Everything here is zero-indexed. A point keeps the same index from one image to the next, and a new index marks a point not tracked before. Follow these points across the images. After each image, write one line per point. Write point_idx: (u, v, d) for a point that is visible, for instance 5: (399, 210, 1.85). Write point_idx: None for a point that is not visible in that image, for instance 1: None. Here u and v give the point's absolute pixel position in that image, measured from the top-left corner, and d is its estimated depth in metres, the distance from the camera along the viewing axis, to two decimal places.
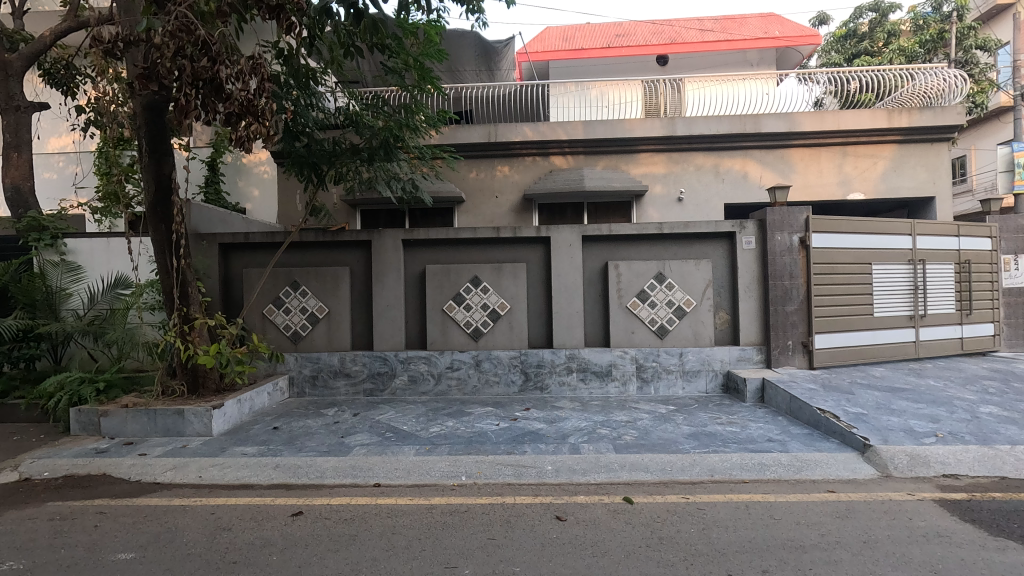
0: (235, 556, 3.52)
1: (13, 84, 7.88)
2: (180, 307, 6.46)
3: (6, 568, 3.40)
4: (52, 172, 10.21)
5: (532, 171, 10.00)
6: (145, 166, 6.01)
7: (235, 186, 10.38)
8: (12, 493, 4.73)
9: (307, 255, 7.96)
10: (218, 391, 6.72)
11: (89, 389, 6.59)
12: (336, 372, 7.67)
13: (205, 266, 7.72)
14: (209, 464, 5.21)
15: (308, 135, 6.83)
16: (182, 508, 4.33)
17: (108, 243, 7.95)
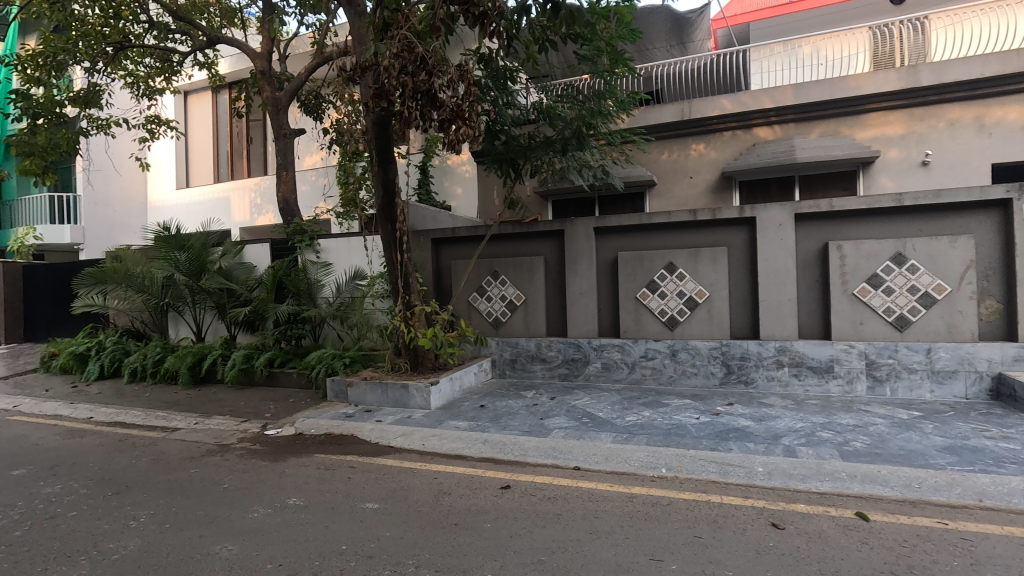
0: (457, 518, 3.92)
1: (282, 117, 9.83)
2: (403, 295, 7.38)
3: (292, 503, 4.29)
4: (308, 185, 12.43)
5: (732, 147, 9.21)
6: (375, 174, 6.98)
7: (443, 186, 11.52)
8: (292, 444, 5.95)
9: (505, 246, 8.45)
10: (434, 369, 7.56)
11: (339, 362, 7.96)
12: (533, 356, 8.06)
13: (422, 260, 8.71)
14: (431, 434, 5.90)
15: (506, 132, 7.13)
16: (412, 470, 4.98)
17: (348, 242, 9.42)
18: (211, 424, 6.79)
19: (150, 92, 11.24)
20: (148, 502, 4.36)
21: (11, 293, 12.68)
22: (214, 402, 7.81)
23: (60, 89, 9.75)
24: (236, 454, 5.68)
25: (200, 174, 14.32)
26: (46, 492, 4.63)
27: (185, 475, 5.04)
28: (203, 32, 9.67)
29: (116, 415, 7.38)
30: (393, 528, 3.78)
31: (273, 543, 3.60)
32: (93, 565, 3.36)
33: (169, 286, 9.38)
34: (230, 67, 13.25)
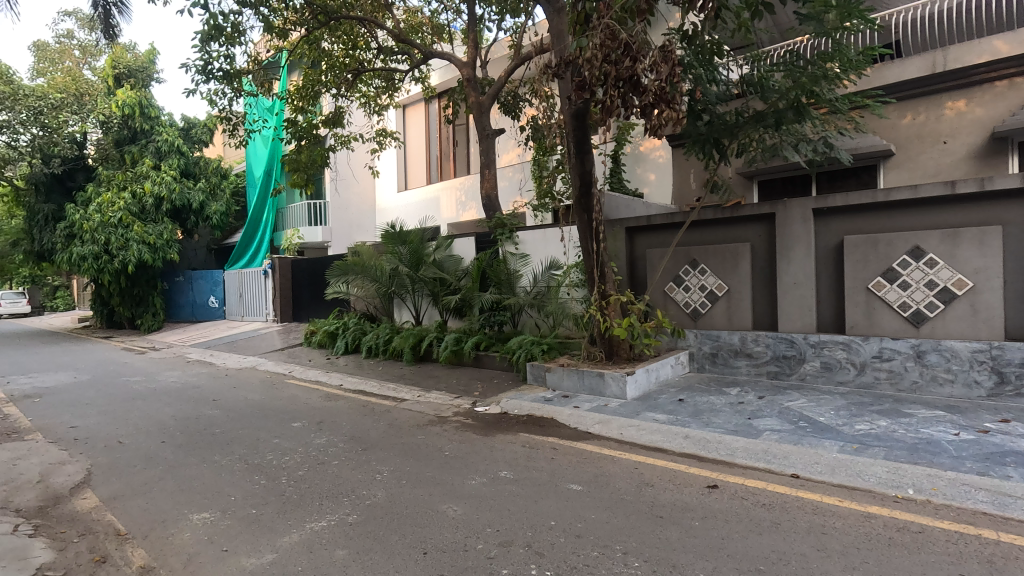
0: (662, 511, 3.85)
1: (485, 119, 10.60)
2: (599, 285, 7.43)
3: (503, 475, 4.66)
4: (506, 181, 13.32)
5: (1007, 100, 7.34)
6: (573, 166, 7.14)
7: (636, 173, 11.30)
8: (498, 421, 6.46)
9: (705, 233, 7.98)
10: (629, 359, 7.49)
11: (537, 348, 8.38)
12: (736, 351, 7.50)
13: (616, 249, 8.67)
14: (628, 425, 5.87)
15: (709, 111, 6.72)
16: (612, 458, 5.02)
17: (545, 234, 9.82)
18: (431, 398, 7.71)
19: (379, 108, 13.04)
20: (388, 460, 5.13)
21: (284, 282, 15.97)
22: (431, 378, 8.86)
23: (316, 115, 11.86)
24: (452, 425, 6.36)
25: (416, 177, 16.24)
26: (316, 442, 5.75)
27: (414, 440, 5.81)
28: (420, 50, 10.88)
29: (359, 384, 8.83)
30: (599, 512, 3.86)
31: (490, 510, 3.96)
32: (354, 506, 4.07)
33: (395, 277, 10.86)
34: (440, 78, 14.74)
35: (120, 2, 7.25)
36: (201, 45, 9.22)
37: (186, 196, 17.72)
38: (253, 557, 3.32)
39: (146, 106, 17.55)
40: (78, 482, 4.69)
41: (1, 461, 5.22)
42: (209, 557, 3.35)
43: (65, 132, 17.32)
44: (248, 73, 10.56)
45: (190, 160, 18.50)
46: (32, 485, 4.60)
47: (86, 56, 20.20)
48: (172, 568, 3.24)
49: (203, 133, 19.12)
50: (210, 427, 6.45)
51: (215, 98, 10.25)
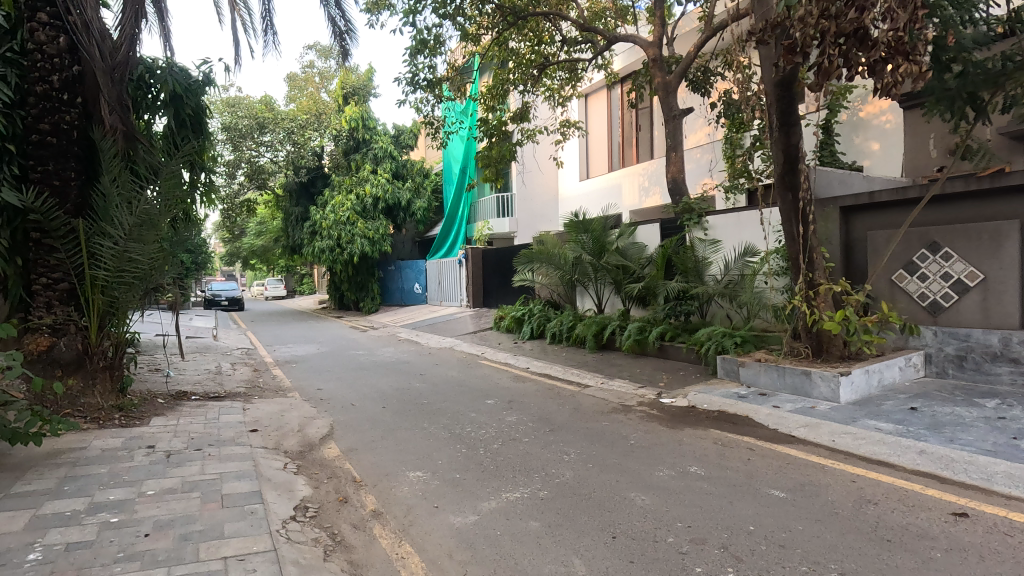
0: (889, 534, 3.32)
1: (672, 99, 10.12)
2: (806, 273, 6.61)
3: (692, 471, 4.46)
4: (693, 163, 12.60)
5: None
6: (776, 140, 6.47)
7: (853, 144, 9.80)
8: (686, 415, 6.19)
9: (951, 210, 6.57)
10: (843, 357, 6.57)
11: (729, 341, 7.79)
12: (995, 355, 6.10)
13: (828, 232, 7.63)
14: (842, 431, 5.16)
15: (963, 60, 5.53)
16: (822, 467, 4.47)
17: (740, 218, 9.05)
18: (614, 386, 7.71)
19: (563, 100, 13.28)
20: (575, 442, 5.27)
21: (476, 270, 17.30)
22: (614, 366, 8.84)
23: (504, 112, 12.51)
24: (637, 415, 6.29)
25: (598, 165, 16.23)
26: (508, 419, 6.15)
27: (599, 426, 5.88)
28: (604, 36, 10.77)
29: (545, 368, 9.20)
30: (807, 524, 3.48)
31: (680, 504, 3.83)
32: (544, 482, 4.27)
33: (577, 265, 11.01)
34: (623, 62, 14.47)
35: (350, 31, 8.47)
36: (410, 59, 10.38)
37: (396, 195, 20.23)
38: (459, 517, 3.70)
39: (366, 118, 20.35)
40: (325, 434, 5.71)
41: (274, 412, 6.60)
42: (423, 511, 3.83)
43: (309, 146, 21.14)
44: (447, 80, 11.59)
45: (400, 163, 21.03)
46: (294, 432, 5.74)
47: (323, 81, 24.12)
48: (396, 515, 3.77)
49: (409, 138, 21.55)
50: (419, 398, 7.32)
51: (421, 106, 11.47)
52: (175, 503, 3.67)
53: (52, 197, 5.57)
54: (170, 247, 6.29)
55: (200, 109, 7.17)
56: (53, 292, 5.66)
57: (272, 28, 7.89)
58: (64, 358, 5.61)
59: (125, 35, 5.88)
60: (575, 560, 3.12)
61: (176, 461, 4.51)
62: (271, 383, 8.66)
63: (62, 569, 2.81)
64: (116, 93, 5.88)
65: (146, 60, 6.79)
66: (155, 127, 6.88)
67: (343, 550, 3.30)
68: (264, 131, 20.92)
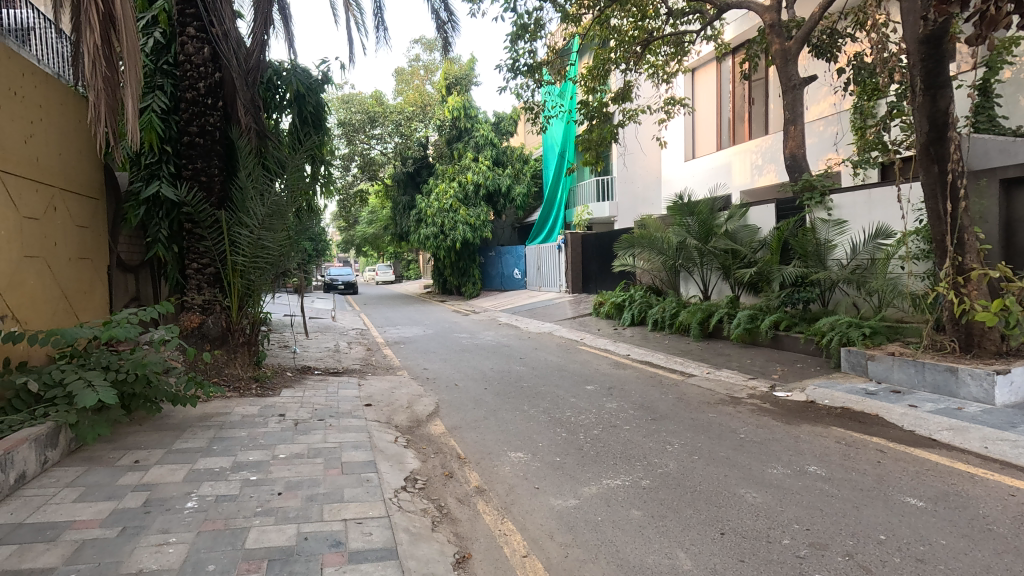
0: None
1: (791, 68, 9.28)
2: (954, 256, 5.80)
3: (812, 470, 4.12)
4: (815, 137, 11.49)
5: None
6: (919, 106, 5.70)
7: (1017, 105, 8.41)
8: (804, 410, 5.74)
9: None
10: (1000, 354, 5.72)
11: (856, 332, 7.08)
12: None
13: (982, 210, 6.64)
14: (997, 438, 4.50)
15: None
16: (971, 476, 3.94)
17: (871, 195, 8.15)
18: (721, 376, 7.33)
19: (667, 77, 12.67)
20: (679, 433, 5.09)
21: (576, 256, 17.16)
22: (721, 356, 8.40)
23: (605, 93, 12.16)
24: (747, 408, 5.93)
25: (705, 144, 15.35)
26: (609, 406, 6.07)
27: (705, 417, 5.63)
28: (714, 5, 10.08)
29: (646, 355, 8.98)
30: (952, 538, 3.10)
31: (797, 505, 3.57)
32: (647, 472, 4.17)
33: (682, 250, 10.52)
34: (735, 32, 13.51)
35: (452, 20, 8.67)
36: (510, 45, 10.40)
37: (497, 181, 20.54)
38: (560, 500, 3.72)
39: (468, 108, 20.78)
40: (432, 412, 5.99)
41: (385, 388, 7.05)
42: (525, 491, 3.90)
43: (415, 137, 22.06)
44: (547, 64, 11.52)
45: (500, 150, 21.33)
46: (403, 409, 6.09)
47: (428, 73, 24.87)
48: (498, 493, 3.87)
49: (509, 124, 21.80)
50: (519, 381, 7.47)
51: (521, 91, 11.48)
52: (302, 467, 4.05)
53: (200, 191, 6.28)
54: (295, 235, 6.88)
55: (320, 106, 7.74)
56: (202, 275, 6.40)
57: (382, 24, 8.28)
58: (212, 333, 6.33)
59: (256, 43, 6.45)
60: (681, 553, 3.02)
61: (302, 430, 4.97)
62: (383, 362, 9.25)
63: (213, 518, 3.21)
64: (250, 96, 6.48)
65: (274, 64, 7.43)
66: (282, 125, 7.51)
67: (449, 523, 3.45)
68: (374, 125, 22.10)
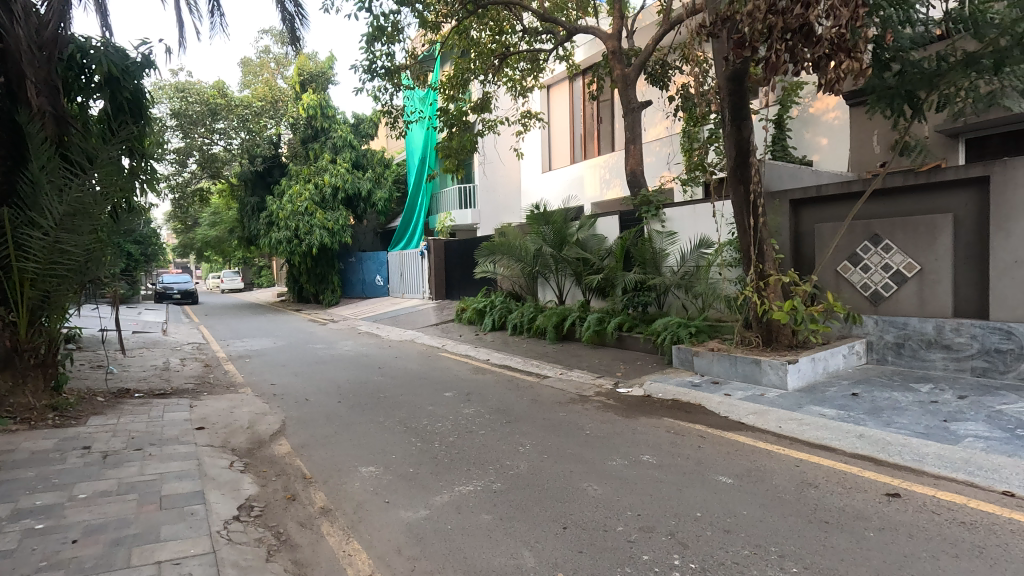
0: (827, 516, 3.45)
1: (631, 91, 10.17)
2: (756, 264, 6.79)
3: (645, 460, 4.53)
4: (653, 156, 12.75)
5: None
6: (728, 135, 6.60)
7: (803, 138, 10.12)
8: (642, 404, 6.30)
9: (895, 203, 6.85)
10: (791, 346, 6.80)
11: (684, 331, 7.98)
12: (930, 342, 6.43)
13: (778, 225, 7.86)
14: (789, 418, 5.33)
15: (902, 58, 5.97)
16: (769, 452, 4.61)
17: (695, 210, 9.23)
18: (572, 376, 7.78)
19: (524, 91, 13.18)
20: (531, 434, 5.29)
21: (439, 262, 17.13)
22: (574, 357, 8.91)
23: (465, 102, 12.30)
24: (594, 405, 6.35)
25: (560, 157, 16.28)
26: (466, 412, 6.13)
27: (556, 416, 5.91)
28: (565, 27, 10.73)
29: (505, 359, 9.24)
30: (751, 508, 3.59)
31: (630, 493, 3.88)
32: (498, 474, 4.27)
33: (539, 257, 11.03)
34: (585, 54, 14.53)
35: (302, 14, 8.20)
36: (366, 46, 10.10)
37: (356, 185, 19.76)
38: (410, 512, 3.66)
39: (324, 106, 19.81)
40: (276, 431, 5.55)
41: (223, 408, 6.39)
42: (374, 506, 3.76)
43: (265, 134, 20.44)
44: (406, 68, 11.33)
45: (360, 153, 20.59)
46: (243, 429, 5.57)
47: (279, 66, 23.21)
48: (346, 512, 3.70)
49: (370, 126, 21.15)
50: (375, 392, 7.21)
51: (379, 94, 11.19)
52: (109, 507, 3.51)
53: None
54: (109, 237, 5.94)
55: (139, 92, 6.80)
56: None
57: (219, 9, 7.57)
58: None
59: (52, 11, 5.59)
60: (526, 552, 3.13)
61: (112, 462, 4.31)
62: (223, 378, 8.38)
63: None
64: (43, 74, 5.52)
65: (78, 39, 6.36)
66: (90, 111, 6.51)
67: (288, 550, 3.21)
68: (216, 118, 20.09)
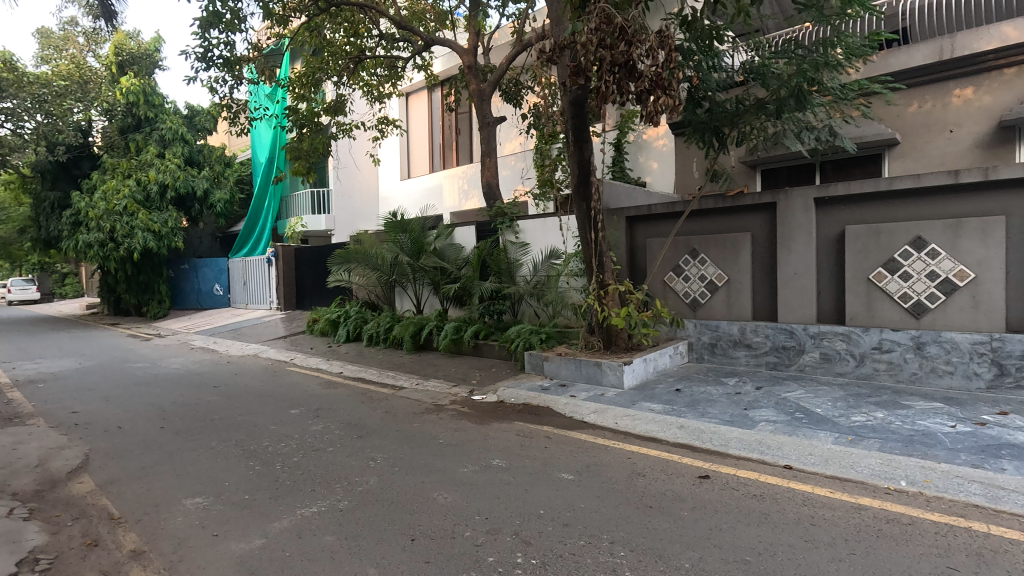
0: (652, 501, 3.85)
1: (486, 106, 10.49)
2: (598, 274, 7.40)
3: (496, 464, 4.66)
4: (508, 170, 13.26)
5: (1017, 88, 7.20)
6: (572, 154, 7.09)
7: (638, 161, 11.26)
8: (495, 410, 6.48)
9: (709, 222, 7.91)
10: (627, 348, 7.49)
11: (536, 338, 8.40)
12: (736, 341, 7.49)
13: (616, 239, 8.65)
14: (624, 414, 5.86)
15: (710, 99, 6.96)
16: (607, 448, 5.02)
17: (545, 223, 9.78)
18: (429, 386, 7.74)
19: (381, 96, 12.91)
20: (383, 447, 5.16)
21: (288, 270, 16.01)
22: (431, 366, 8.89)
23: (318, 103, 11.72)
24: (449, 413, 6.39)
25: (419, 166, 16.22)
26: (313, 429, 5.79)
27: (410, 428, 5.84)
28: (422, 37, 10.75)
29: (359, 371, 8.90)
30: (589, 501, 3.88)
31: (480, 497, 3.98)
32: (345, 492, 4.10)
33: (396, 266, 10.84)
34: (442, 65, 14.72)
35: None
36: (200, 31, 9.16)
37: (190, 183, 17.72)
38: (242, 542, 3.36)
39: (150, 93, 17.52)
40: (77, 467, 4.75)
41: (2, 445, 5.30)
42: (200, 542, 3.39)
43: (70, 119, 17.40)
44: (249, 60, 10.47)
45: (194, 148, 18.53)
46: (30, 469, 4.67)
47: (90, 42, 20.04)
48: (163, 552, 3.28)
49: (206, 120, 19.14)
50: (208, 413, 6.50)
51: (215, 85, 10.20)
52: None
53: None
54: None
55: None
56: None
57: None
58: None
59: None
60: (371, 570, 3.05)
61: None
62: (4, 409, 6.94)
63: None
64: None
65: None
66: None
67: None
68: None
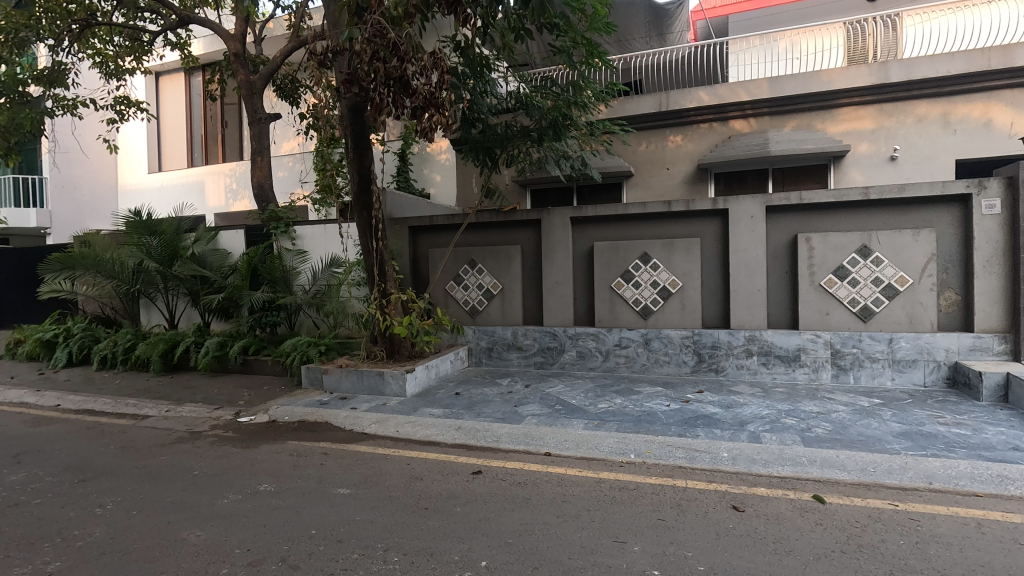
0: (428, 503, 3.98)
1: (257, 100, 9.64)
2: (379, 283, 7.36)
3: (263, 489, 4.30)
4: (284, 171, 12.35)
5: (709, 139, 9.34)
6: (352, 160, 6.95)
7: (422, 173, 11.52)
8: (265, 430, 5.95)
9: (486, 235, 8.50)
10: (410, 356, 7.59)
11: (314, 350, 7.98)
12: (509, 344, 8.17)
13: (399, 248, 8.72)
14: (405, 422, 5.93)
15: (482, 121, 7.53)
16: (386, 457, 5.02)
17: (325, 229, 9.36)
18: (183, 411, 6.74)
19: (119, 73, 10.87)
20: (116, 489, 4.33)
21: None
22: (187, 389, 7.75)
23: (24, 68, 9.35)
24: (207, 440, 5.65)
25: (173, 158, 14.05)
26: (11, 479, 4.57)
27: (155, 462, 5.01)
28: (175, 12, 9.40)
29: (85, 402, 7.29)
30: (365, 513, 3.83)
31: (242, 528, 3.63)
32: (57, 551, 3.34)
33: (140, 273, 9.17)
34: (203, 48, 13.04)
35: None
36: None
37: None
38: None
39: None
40: None
41: None
42: None
43: None
44: None
45: None
46: None
47: None
48: None
49: None
50: None
51: None
52: None
53: None
54: None
55: None
56: None
57: None
58: None
59: None
60: None
61: None
62: None
63: None
64: None
65: None
66: None
67: None
68: None
